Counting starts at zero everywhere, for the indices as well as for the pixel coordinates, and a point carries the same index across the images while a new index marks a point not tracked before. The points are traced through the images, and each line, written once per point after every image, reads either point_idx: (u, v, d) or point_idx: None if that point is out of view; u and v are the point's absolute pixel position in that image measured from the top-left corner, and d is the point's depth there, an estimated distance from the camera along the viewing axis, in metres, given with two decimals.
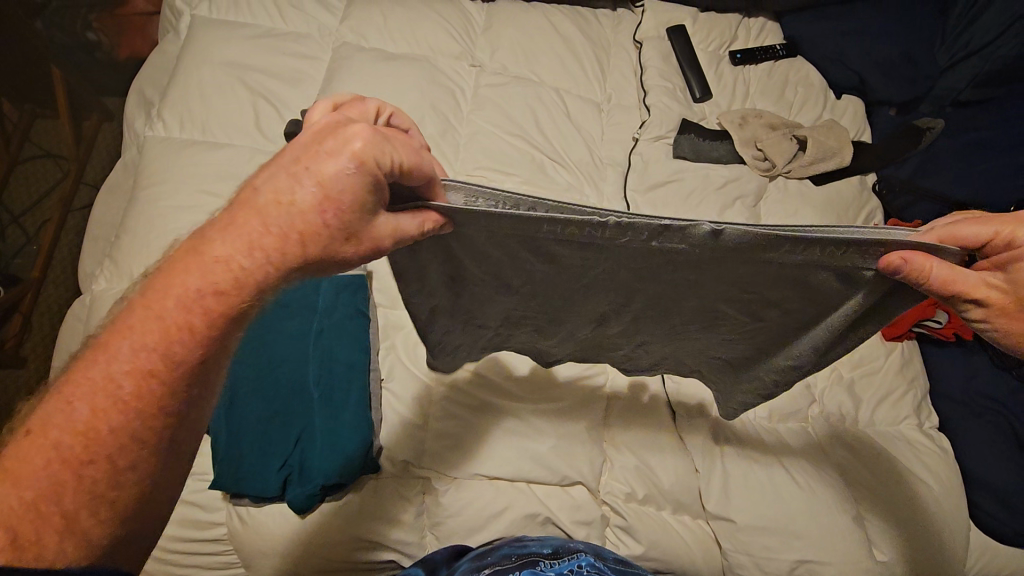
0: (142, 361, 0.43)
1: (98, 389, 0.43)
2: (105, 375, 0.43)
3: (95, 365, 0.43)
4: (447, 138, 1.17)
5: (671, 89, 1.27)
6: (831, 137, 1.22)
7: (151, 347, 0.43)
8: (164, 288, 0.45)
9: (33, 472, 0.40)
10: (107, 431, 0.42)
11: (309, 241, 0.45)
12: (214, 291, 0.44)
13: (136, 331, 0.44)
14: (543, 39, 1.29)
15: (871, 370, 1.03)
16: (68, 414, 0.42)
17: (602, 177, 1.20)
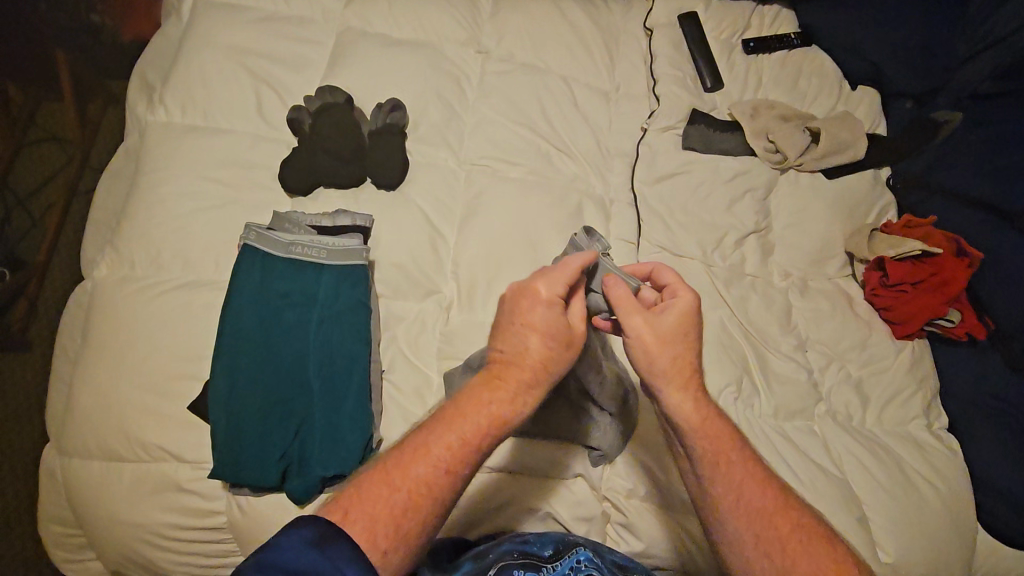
0: (451, 432, 0.68)
1: (419, 467, 0.66)
2: (438, 446, 0.68)
3: (413, 457, 0.67)
4: (452, 127, 1.15)
5: (681, 78, 1.24)
6: (845, 130, 1.18)
7: (463, 444, 0.68)
8: (471, 397, 0.70)
9: (400, 503, 0.64)
10: (421, 495, 0.65)
11: (519, 374, 0.71)
12: (483, 404, 0.70)
13: (456, 427, 0.68)
14: (551, 27, 1.26)
15: (879, 368, 1.02)
16: (422, 467, 0.66)
17: (610, 169, 1.18)
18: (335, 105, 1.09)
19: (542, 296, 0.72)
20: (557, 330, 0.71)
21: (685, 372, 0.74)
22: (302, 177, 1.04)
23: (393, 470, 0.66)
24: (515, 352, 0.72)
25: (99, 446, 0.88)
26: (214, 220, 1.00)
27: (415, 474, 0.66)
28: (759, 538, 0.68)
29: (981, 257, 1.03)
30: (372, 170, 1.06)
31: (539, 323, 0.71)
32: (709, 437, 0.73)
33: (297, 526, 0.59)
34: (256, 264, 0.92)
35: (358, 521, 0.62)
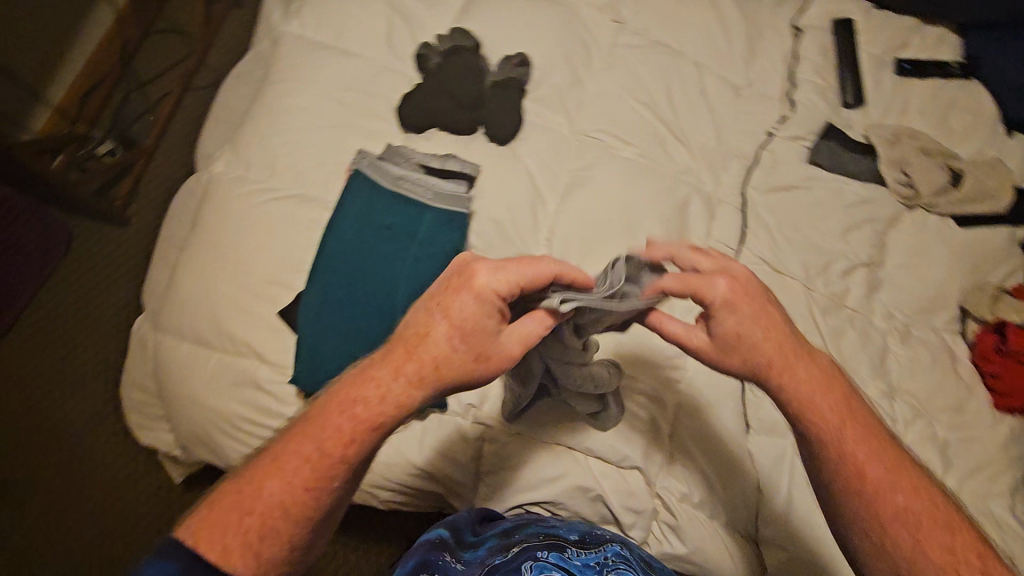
0: (368, 389, 0.63)
1: (312, 443, 0.61)
2: (327, 423, 0.62)
3: (312, 424, 0.62)
4: (573, 93, 1.12)
5: (822, 89, 1.16)
6: (991, 177, 1.10)
7: (338, 440, 0.61)
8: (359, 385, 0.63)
9: (275, 510, 0.58)
10: (297, 497, 0.59)
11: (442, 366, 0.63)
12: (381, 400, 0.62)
13: (331, 419, 0.62)
14: (694, 9, 1.20)
15: (969, 437, 0.96)
16: (297, 462, 0.60)
17: (725, 167, 1.12)
18: (465, 48, 1.08)
19: (476, 284, 0.63)
20: (477, 337, 0.63)
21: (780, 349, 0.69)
22: (420, 114, 1.04)
23: (270, 472, 0.60)
24: (429, 339, 0.64)
25: (191, 332, 0.93)
26: (328, 139, 1.02)
27: (308, 447, 0.60)
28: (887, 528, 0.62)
29: None
30: (488, 120, 1.06)
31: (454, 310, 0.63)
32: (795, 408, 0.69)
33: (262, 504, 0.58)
34: (366, 191, 0.94)
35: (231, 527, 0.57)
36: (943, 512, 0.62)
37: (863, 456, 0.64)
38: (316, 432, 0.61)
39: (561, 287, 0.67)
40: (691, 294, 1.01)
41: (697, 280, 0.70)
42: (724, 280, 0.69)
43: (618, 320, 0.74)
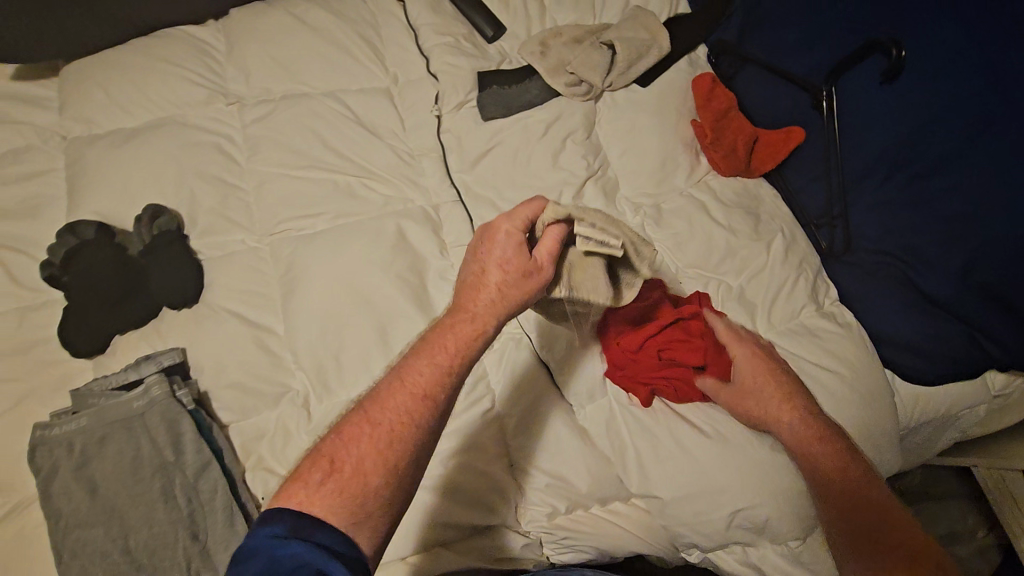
0: (437, 352, 0.64)
1: (360, 441, 0.59)
2: (421, 368, 0.63)
3: (365, 413, 0.61)
4: (233, 203, 1.01)
5: (455, 41, 1.09)
6: (641, 27, 1.07)
7: (409, 408, 0.61)
8: (427, 349, 0.65)
9: (353, 499, 0.56)
10: (400, 429, 0.60)
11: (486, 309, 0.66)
12: (417, 395, 0.62)
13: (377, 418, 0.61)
14: (296, 42, 1.10)
15: (758, 271, 0.95)
16: (349, 469, 0.58)
17: (420, 172, 1.06)
18: (87, 242, 0.93)
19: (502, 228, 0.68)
20: (521, 260, 0.67)
21: (809, 444, 0.73)
22: (88, 338, 0.90)
23: (332, 476, 0.57)
24: (477, 273, 0.68)
25: None
26: (11, 426, 0.88)
27: (393, 407, 0.61)
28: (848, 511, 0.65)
29: (800, 129, 1.02)
30: (162, 293, 0.93)
31: (499, 253, 0.68)
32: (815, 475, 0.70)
33: (262, 525, 0.54)
34: (65, 461, 0.80)
35: (329, 486, 0.56)
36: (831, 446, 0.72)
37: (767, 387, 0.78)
38: (414, 376, 0.63)
39: (48, 418, 0.84)
40: None
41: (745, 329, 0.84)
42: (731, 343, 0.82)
43: (156, 414, 0.82)
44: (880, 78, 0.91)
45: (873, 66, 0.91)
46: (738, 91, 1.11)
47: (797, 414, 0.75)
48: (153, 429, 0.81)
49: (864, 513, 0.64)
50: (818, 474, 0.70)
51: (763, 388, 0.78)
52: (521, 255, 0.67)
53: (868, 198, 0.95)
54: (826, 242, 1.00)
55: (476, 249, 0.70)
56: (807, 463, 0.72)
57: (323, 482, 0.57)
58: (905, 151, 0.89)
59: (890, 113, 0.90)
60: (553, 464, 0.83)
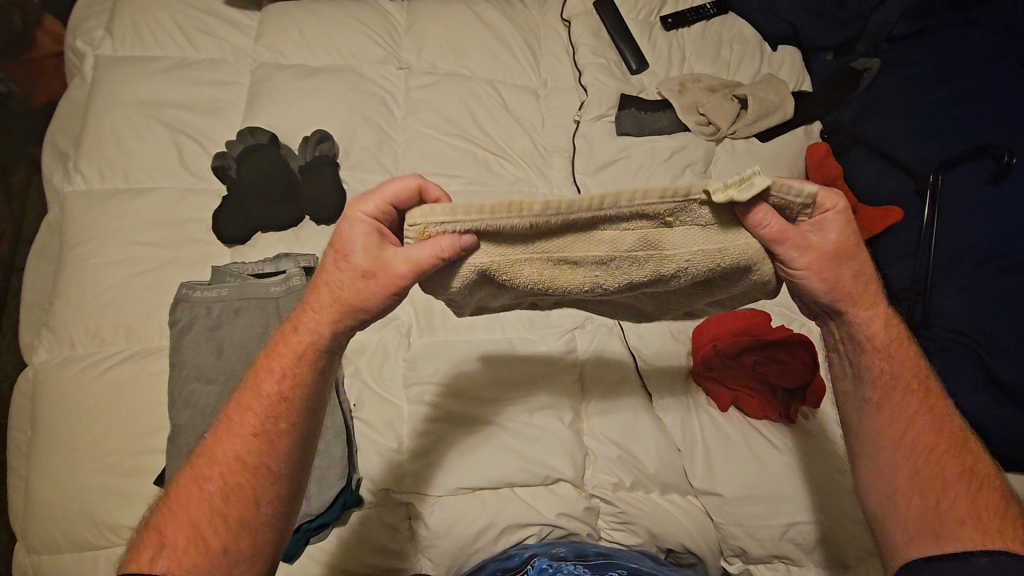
0: (270, 376, 0.59)
1: (190, 503, 0.56)
2: (250, 406, 0.59)
3: (212, 447, 0.58)
4: (384, 149, 1.13)
5: (606, 65, 1.23)
6: (772, 91, 1.21)
7: (243, 456, 0.57)
8: (255, 388, 0.59)
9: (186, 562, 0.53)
10: (237, 474, 0.57)
11: (324, 326, 0.58)
12: (246, 437, 0.58)
13: (205, 475, 0.57)
14: (468, 31, 1.24)
15: None
16: (182, 525, 0.55)
17: (549, 165, 1.17)
18: (259, 146, 1.05)
19: (356, 219, 0.58)
20: (374, 260, 0.57)
21: (893, 359, 0.62)
22: (238, 225, 1.01)
23: (165, 534, 0.55)
24: (331, 282, 0.58)
25: (66, 538, 0.84)
26: (150, 283, 0.97)
27: (222, 453, 0.58)
28: (929, 486, 0.58)
29: (899, 211, 1.11)
30: (308, 205, 1.03)
31: (351, 250, 0.57)
32: (906, 431, 0.61)
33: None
34: (202, 319, 0.88)
35: (171, 542, 0.54)
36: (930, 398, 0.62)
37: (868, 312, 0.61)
38: (250, 404, 0.59)
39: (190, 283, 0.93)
40: None
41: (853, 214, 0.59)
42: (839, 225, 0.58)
43: (289, 303, 0.90)
44: (989, 178, 1.02)
45: (983, 167, 1.04)
46: (845, 167, 1.22)
47: (879, 309, 0.61)
48: (283, 315, 0.89)
49: (957, 475, 0.58)
50: (906, 417, 0.61)
51: (854, 261, 0.59)
52: (376, 251, 0.57)
53: (958, 279, 1.03)
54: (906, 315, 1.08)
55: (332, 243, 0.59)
56: (899, 395, 0.62)
57: (155, 547, 0.54)
58: (1000, 245, 0.99)
59: (992, 209, 1.01)
60: (629, 442, 0.89)
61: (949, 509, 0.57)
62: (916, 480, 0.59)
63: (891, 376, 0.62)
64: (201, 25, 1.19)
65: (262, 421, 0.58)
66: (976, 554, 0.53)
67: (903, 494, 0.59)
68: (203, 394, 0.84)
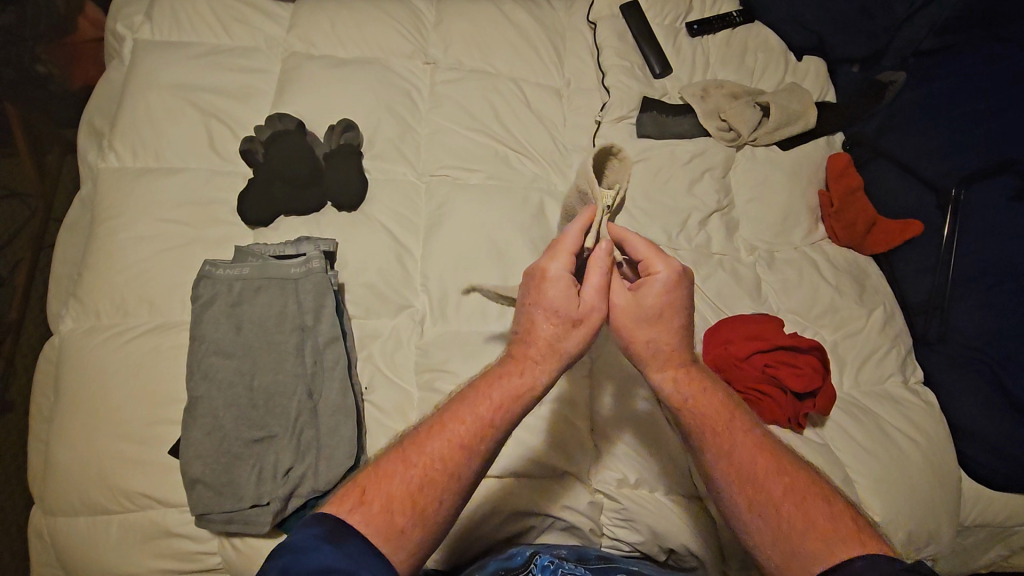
0: (483, 398, 0.64)
1: (396, 479, 0.59)
2: (463, 413, 0.63)
3: (415, 446, 0.61)
4: (406, 140, 1.15)
5: (630, 68, 1.25)
6: (794, 100, 1.21)
7: (448, 457, 0.61)
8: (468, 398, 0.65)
9: (382, 527, 0.57)
10: (435, 473, 0.60)
11: (533, 355, 0.67)
12: (460, 439, 0.62)
13: (412, 460, 0.61)
14: (494, 29, 1.26)
15: (852, 332, 1.02)
16: (387, 496, 0.58)
17: (569, 164, 1.18)
18: (286, 132, 1.08)
19: (551, 269, 0.68)
20: (573, 301, 0.67)
21: (703, 407, 0.67)
22: (262, 208, 1.03)
23: (370, 496, 0.58)
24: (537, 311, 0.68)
25: (82, 500, 0.87)
26: (174, 260, 1.00)
27: (433, 452, 0.61)
28: (759, 515, 0.61)
29: (919, 224, 1.11)
30: (331, 191, 1.06)
31: (551, 288, 0.67)
32: (734, 466, 0.64)
33: (305, 525, 0.56)
34: (223, 296, 0.91)
35: (365, 508, 0.58)
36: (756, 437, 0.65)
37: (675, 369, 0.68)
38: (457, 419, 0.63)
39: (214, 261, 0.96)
40: None
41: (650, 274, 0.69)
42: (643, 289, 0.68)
43: (308, 285, 0.92)
44: (1012, 196, 1.01)
45: (1005, 185, 1.02)
46: (865, 179, 1.22)
47: (672, 367, 0.68)
48: (302, 296, 0.91)
49: (783, 496, 0.61)
50: (725, 454, 0.64)
51: (655, 324, 0.68)
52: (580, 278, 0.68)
53: (976, 296, 1.02)
54: (920, 330, 1.08)
55: (530, 282, 0.70)
56: (716, 437, 0.65)
57: (355, 503, 0.58)
58: (1019, 263, 0.98)
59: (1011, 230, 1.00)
60: (635, 440, 0.89)
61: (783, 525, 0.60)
62: (749, 511, 0.62)
63: (703, 422, 0.66)
64: (236, 14, 1.22)
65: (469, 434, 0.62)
66: (855, 559, 0.55)
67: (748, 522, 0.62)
68: (220, 369, 0.87)
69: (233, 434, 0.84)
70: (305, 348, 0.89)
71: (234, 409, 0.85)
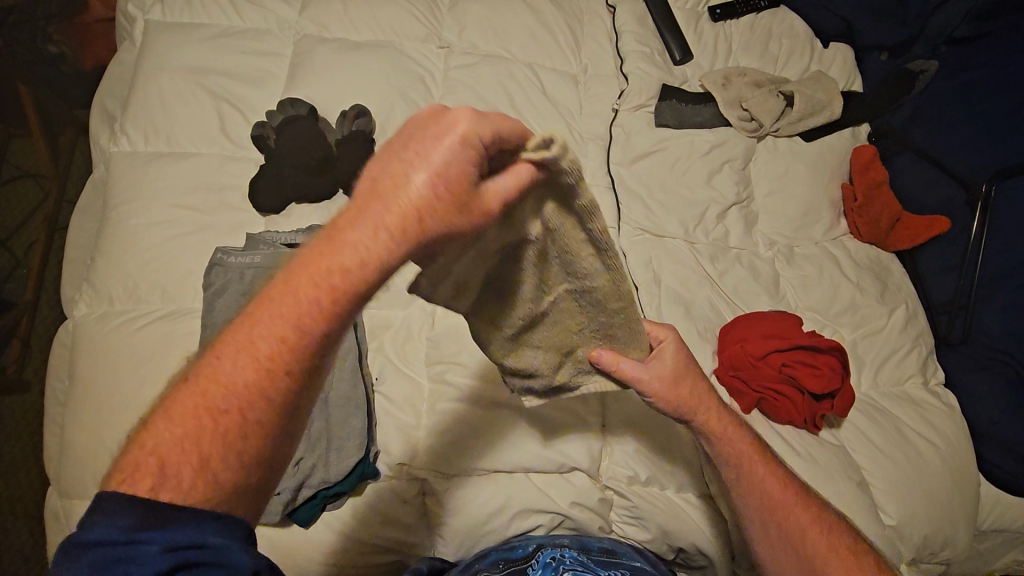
0: (285, 305, 0.42)
1: (171, 434, 0.42)
2: (260, 330, 0.42)
3: (216, 358, 0.43)
4: None
5: (649, 54, 1.21)
6: (820, 90, 1.17)
7: (249, 397, 0.42)
8: (270, 310, 0.43)
9: (176, 492, 0.41)
10: (218, 417, 0.42)
11: (356, 271, 0.41)
12: (265, 371, 0.42)
13: (198, 410, 0.42)
14: (512, 14, 1.23)
15: (873, 330, 1.00)
16: (162, 445, 0.42)
17: (584, 153, 1.15)
18: (297, 117, 1.06)
19: (448, 132, 0.39)
20: (454, 191, 0.39)
21: (741, 454, 0.73)
22: (273, 195, 1.02)
23: (145, 449, 0.42)
24: (382, 196, 0.40)
25: (97, 484, 0.88)
26: (185, 246, 0.99)
27: (226, 384, 0.42)
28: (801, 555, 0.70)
29: (948, 224, 1.07)
30: (343, 179, 1.04)
31: (424, 161, 0.39)
32: (775, 509, 0.72)
33: (109, 511, 0.40)
34: (235, 284, 0.90)
35: (140, 484, 0.41)
36: (786, 481, 0.74)
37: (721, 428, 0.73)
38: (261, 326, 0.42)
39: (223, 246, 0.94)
40: None
41: (669, 343, 0.74)
42: (675, 349, 0.73)
43: None
44: None
45: None
46: (891, 173, 1.18)
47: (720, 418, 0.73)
48: None
49: (817, 536, 0.70)
50: (767, 499, 0.72)
51: (692, 386, 0.73)
52: (460, 176, 0.40)
53: (1002, 296, 0.99)
54: (942, 330, 1.05)
55: (392, 152, 0.41)
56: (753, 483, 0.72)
57: (133, 463, 0.42)
58: None
59: None
60: (647, 439, 0.88)
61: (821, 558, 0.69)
62: (789, 548, 0.70)
63: (744, 466, 0.72)
64: None
65: (279, 360, 0.42)
66: None
67: (793, 564, 0.70)
68: None
69: None
70: None
71: None
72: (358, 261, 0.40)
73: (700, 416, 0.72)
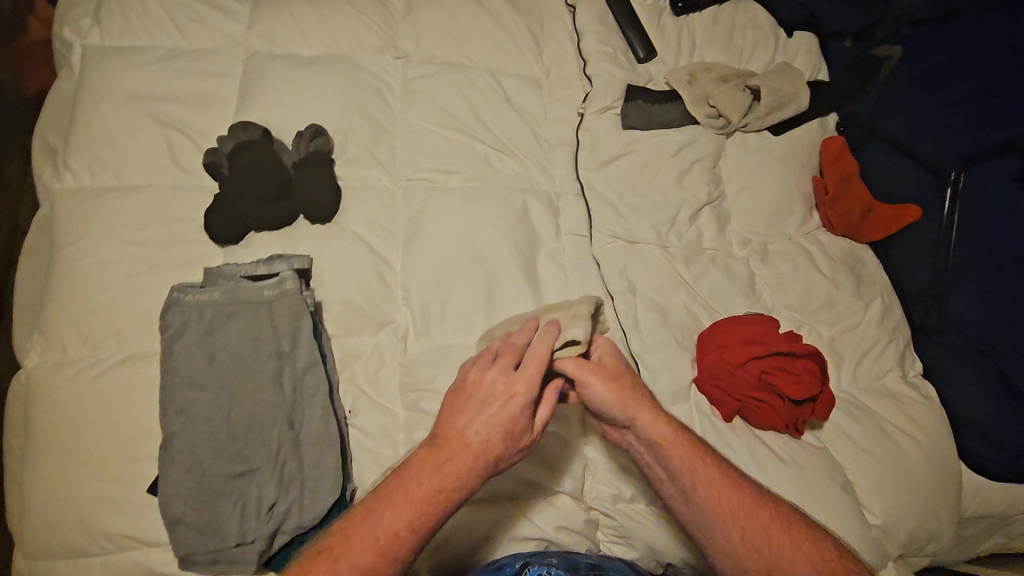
0: (434, 476, 0.68)
1: (364, 546, 0.64)
2: (415, 477, 0.68)
3: (383, 506, 0.67)
4: (381, 143, 1.09)
5: (613, 54, 1.18)
6: (786, 82, 1.15)
7: (410, 517, 0.66)
8: (412, 475, 0.68)
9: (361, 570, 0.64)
10: (390, 542, 0.65)
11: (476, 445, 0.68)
12: (423, 502, 0.67)
13: (377, 513, 0.66)
14: (470, 19, 1.19)
15: (851, 326, 1.00)
16: (353, 560, 0.64)
17: (552, 160, 1.13)
18: (250, 142, 1.01)
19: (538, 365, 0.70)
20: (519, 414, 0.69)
21: (676, 447, 0.72)
22: (230, 225, 0.98)
23: (343, 556, 0.64)
24: (481, 385, 0.70)
25: (61, 544, 0.84)
26: (141, 285, 0.95)
27: (390, 522, 0.66)
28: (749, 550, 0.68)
29: (919, 211, 1.07)
30: (303, 204, 1.00)
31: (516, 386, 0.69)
32: (717, 503, 0.70)
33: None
34: (193, 325, 0.86)
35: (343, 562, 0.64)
36: (728, 474, 0.72)
37: (652, 423, 0.73)
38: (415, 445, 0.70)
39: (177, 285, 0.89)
40: (560, 293, 1.02)
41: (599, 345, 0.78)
42: (604, 348, 0.77)
43: (284, 308, 0.87)
44: (1016, 175, 0.96)
45: (1010, 164, 0.97)
46: (862, 162, 1.17)
47: (650, 412, 0.73)
48: (278, 320, 0.87)
49: (763, 529, 0.69)
50: (708, 494, 0.70)
51: (622, 386, 0.75)
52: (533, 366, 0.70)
53: (976, 283, 0.99)
54: (919, 319, 1.05)
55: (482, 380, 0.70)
56: (692, 475, 0.71)
57: (327, 565, 0.63)
58: None
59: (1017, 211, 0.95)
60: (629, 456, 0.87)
61: (782, 552, 0.67)
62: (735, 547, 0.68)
63: (679, 459, 0.72)
64: (191, 13, 1.14)
65: (431, 496, 0.67)
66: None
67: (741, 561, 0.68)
68: (195, 402, 0.82)
69: (213, 471, 0.80)
70: (281, 375, 0.85)
71: (211, 445, 0.81)
72: (477, 457, 0.68)
73: (631, 411, 0.73)
